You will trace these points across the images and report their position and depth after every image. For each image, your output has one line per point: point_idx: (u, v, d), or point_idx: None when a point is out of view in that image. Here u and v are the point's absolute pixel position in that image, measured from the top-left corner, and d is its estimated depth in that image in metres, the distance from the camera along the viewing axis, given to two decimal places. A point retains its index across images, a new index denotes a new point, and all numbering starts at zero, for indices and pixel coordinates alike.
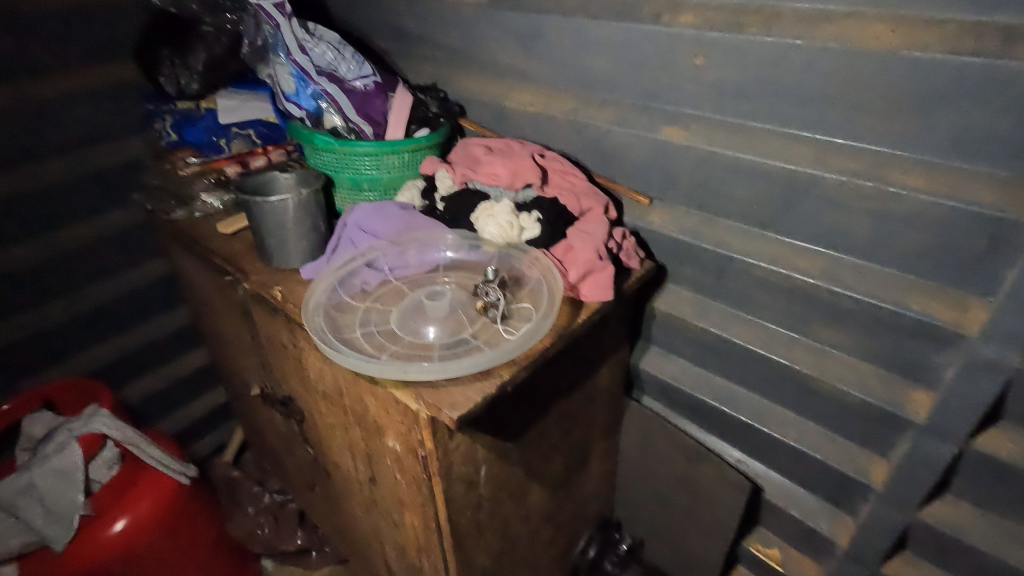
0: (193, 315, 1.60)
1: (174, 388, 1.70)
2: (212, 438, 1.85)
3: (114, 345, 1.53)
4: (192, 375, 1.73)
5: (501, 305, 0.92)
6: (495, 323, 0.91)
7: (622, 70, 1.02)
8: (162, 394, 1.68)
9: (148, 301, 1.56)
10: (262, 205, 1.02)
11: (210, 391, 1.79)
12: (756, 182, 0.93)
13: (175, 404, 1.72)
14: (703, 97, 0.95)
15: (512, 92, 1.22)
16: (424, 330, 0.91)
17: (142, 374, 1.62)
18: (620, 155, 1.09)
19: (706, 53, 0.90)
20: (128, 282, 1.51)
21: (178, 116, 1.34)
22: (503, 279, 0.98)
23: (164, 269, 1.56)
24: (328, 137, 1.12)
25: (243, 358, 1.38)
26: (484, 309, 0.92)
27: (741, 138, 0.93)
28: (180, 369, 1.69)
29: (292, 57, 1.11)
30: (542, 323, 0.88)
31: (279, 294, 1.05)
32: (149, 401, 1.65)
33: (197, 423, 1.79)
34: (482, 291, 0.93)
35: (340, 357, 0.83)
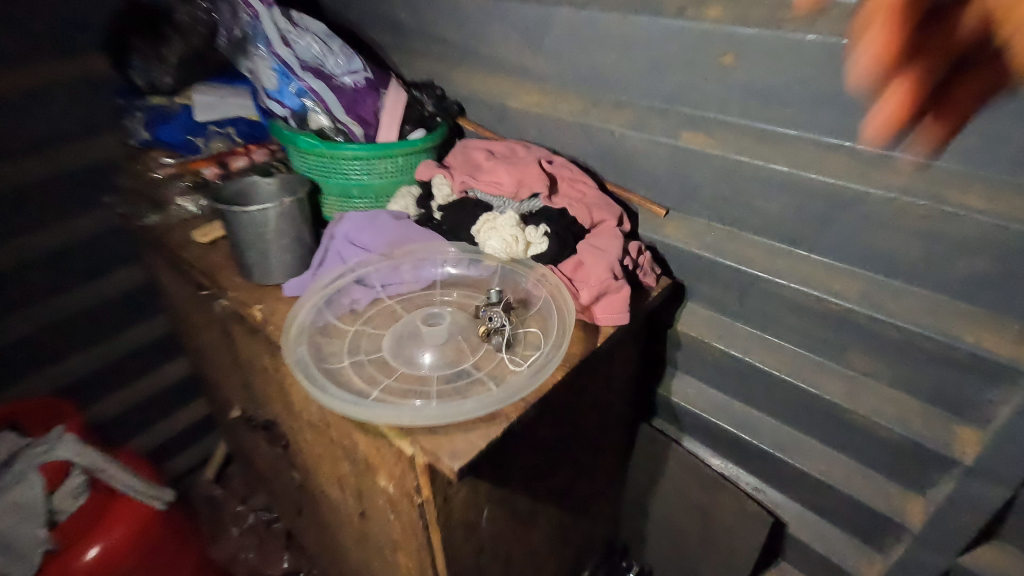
0: (172, 326, 1.50)
1: (152, 401, 1.60)
2: (194, 452, 1.75)
3: (85, 360, 1.42)
4: (171, 388, 1.62)
5: (506, 331, 0.84)
6: (497, 349, 0.83)
7: (639, 70, 0.92)
8: (138, 409, 1.57)
9: (121, 311, 1.46)
10: (240, 216, 0.92)
11: (191, 405, 1.69)
12: (788, 195, 0.84)
13: (154, 419, 1.62)
14: (731, 101, 0.85)
15: (515, 91, 1.12)
16: (420, 359, 0.82)
17: (118, 388, 1.51)
18: (634, 162, 1.00)
19: (736, 52, 0.81)
20: (100, 290, 1.40)
21: (150, 112, 1.22)
22: (508, 301, 0.89)
23: (140, 275, 1.46)
24: (313, 140, 1.02)
25: (224, 375, 1.28)
26: (487, 336, 0.83)
27: (773, 147, 0.84)
28: (158, 382, 1.59)
29: (274, 50, 1.00)
30: (552, 355, 0.79)
31: (259, 314, 0.95)
32: (125, 417, 1.55)
33: (178, 437, 1.69)
34: (484, 314, 0.85)
35: (325, 397, 0.73)
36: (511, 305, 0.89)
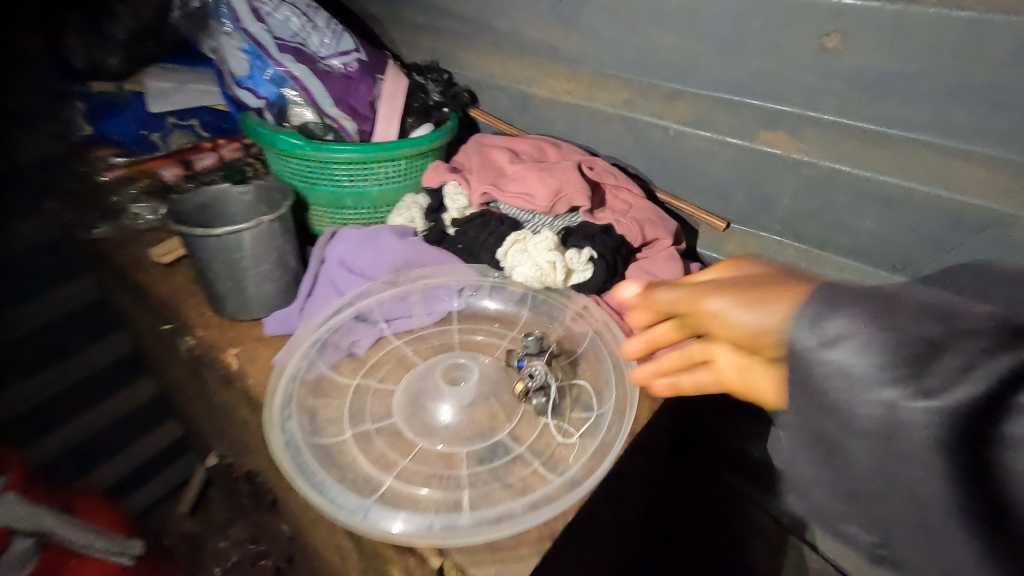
0: (136, 344, 1.22)
1: (110, 434, 1.30)
2: (163, 481, 1.46)
3: (25, 392, 1.12)
4: (138, 413, 1.34)
5: (550, 389, 0.66)
6: (540, 411, 0.66)
7: (704, 52, 0.74)
8: (95, 444, 1.28)
9: (77, 330, 1.18)
10: (207, 240, 0.73)
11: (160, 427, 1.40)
12: (896, 214, 0.69)
13: (113, 452, 1.32)
14: (828, 94, 0.68)
15: (538, 75, 0.93)
16: (442, 429, 0.64)
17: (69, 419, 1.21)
18: (691, 166, 0.82)
19: (844, 31, 0.63)
20: (34, 311, 1.08)
21: (90, 101, 0.97)
22: (549, 347, 0.72)
23: (93, 287, 1.16)
24: (295, 140, 0.81)
25: (196, 412, 1.09)
26: (525, 396, 0.66)
27: (880, 154, 0.67)
28: (118, 411, 1.30)
29: (243, 26, 0.80)
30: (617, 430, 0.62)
31: (235, 361, 0.77)
32: (77, 457, 1.25)
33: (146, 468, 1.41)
34: (522, 366, 0.68)
35: (330, 505, 0.55)
36: (552, 352, 0.72)
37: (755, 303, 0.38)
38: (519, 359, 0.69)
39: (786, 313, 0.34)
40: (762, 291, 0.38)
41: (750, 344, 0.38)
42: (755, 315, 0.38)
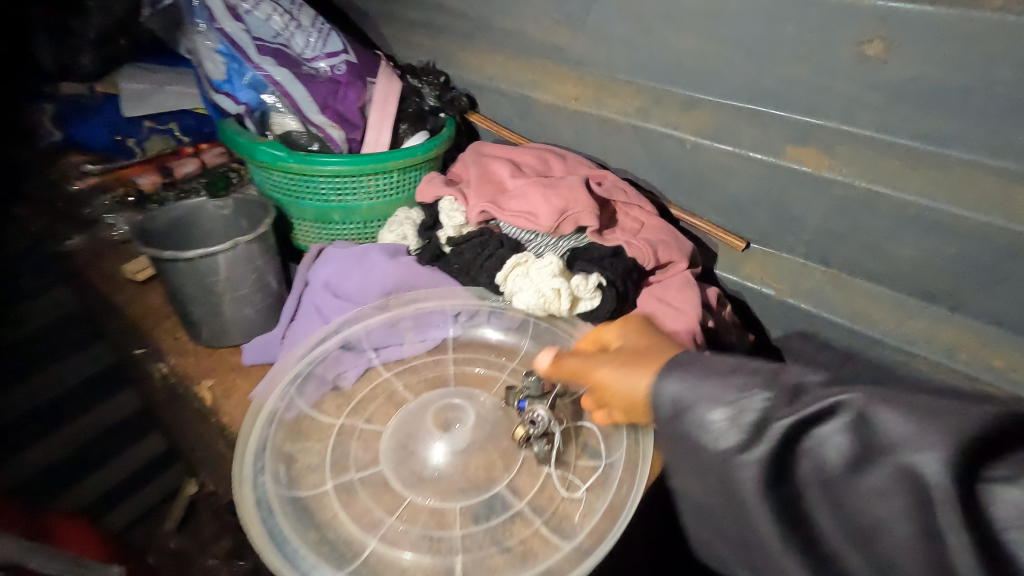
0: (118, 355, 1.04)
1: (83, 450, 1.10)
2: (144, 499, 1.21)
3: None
4: (126, 427, 1.16)
5: (554, 435, 0.59)
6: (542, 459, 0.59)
7: (726, 57, 0.67)
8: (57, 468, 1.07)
9: (53, 337, 1.01)
10: (177, 264, 0.66)
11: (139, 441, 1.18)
12: (942, 241, 0.61)
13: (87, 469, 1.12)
14: (868, 107, 0.60)
15: (543, 79, 0.86)
16: (433, 480, 0.58)
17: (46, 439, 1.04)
18: (709, 181, 0.75)
19: (889, 37, 0.56)
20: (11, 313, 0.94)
21: (63, 106, 0.93)
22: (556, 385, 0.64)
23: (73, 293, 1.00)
24: (277, 150, 0.74)
25: (177, 434, 1.02)
26: (524, 442, 0.59)
27: (927, 174, 0.60)
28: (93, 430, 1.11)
29: (219, 26, 0.73)
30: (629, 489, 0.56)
31: (209, 394, 0.70)
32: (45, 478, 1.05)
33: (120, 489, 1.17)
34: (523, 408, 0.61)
35: None
36: (560, 391, 0.64)
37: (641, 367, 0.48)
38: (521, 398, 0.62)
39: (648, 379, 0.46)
40: (649, 358, 0.49)
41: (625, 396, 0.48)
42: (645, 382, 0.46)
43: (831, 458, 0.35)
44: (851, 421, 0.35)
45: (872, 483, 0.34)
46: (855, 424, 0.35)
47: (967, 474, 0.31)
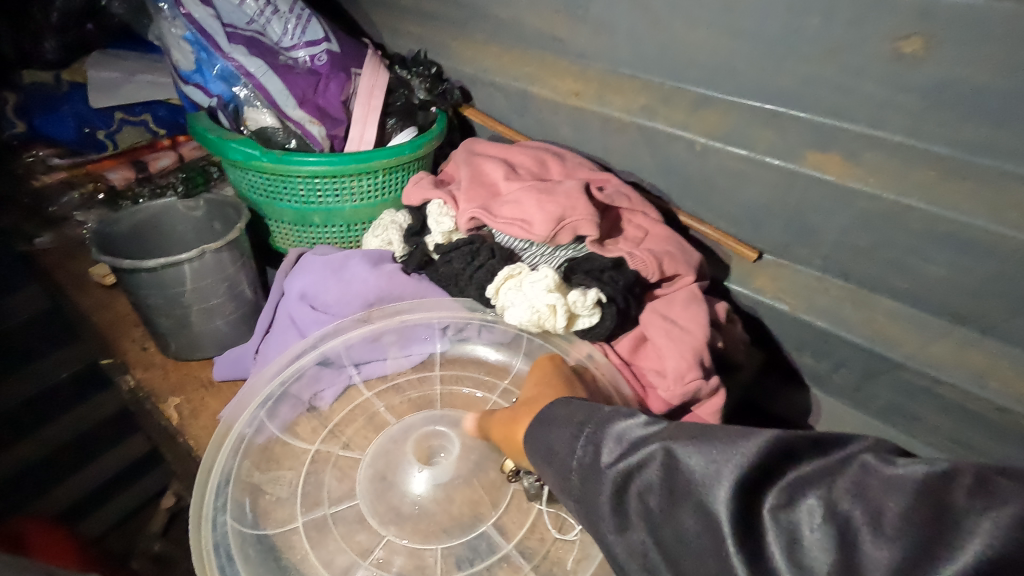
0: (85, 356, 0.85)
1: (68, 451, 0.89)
2: (136, 495, 1.00)
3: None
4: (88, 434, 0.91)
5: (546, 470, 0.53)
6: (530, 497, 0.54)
7: (740, 53, 0.61)
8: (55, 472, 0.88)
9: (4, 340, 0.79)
10: (140, 273, 0.61)
11: (123, 441, 0.96)
12: (975, 261, 0.56)
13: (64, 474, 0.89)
14: (900, 110, 0.54)
15: (541, 72, 0.79)
16: (413, 517, 0.53)
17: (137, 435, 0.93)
18: (718, 187, 0.69)
19: (929, 34, 0.50)
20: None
21: (23, 96, 0.86)
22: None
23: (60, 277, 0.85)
24: (250, 149, 0.68)
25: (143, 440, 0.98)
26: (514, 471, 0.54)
27: (961, 187, 0.54)
28: (62, 431, 0.87)
29: (186, 10, 0.67)
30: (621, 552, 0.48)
31: (175, 413, 0.67)
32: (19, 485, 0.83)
33: (106, 488, 0.95)
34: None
35: None
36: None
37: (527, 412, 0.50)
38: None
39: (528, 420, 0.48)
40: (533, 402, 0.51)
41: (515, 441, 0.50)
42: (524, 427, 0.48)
43: (651, 501, 0.36)
44: (660, 465, 0.36)
45: (688, 525, 0.34)
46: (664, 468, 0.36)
47: (750, 503, 0.33)
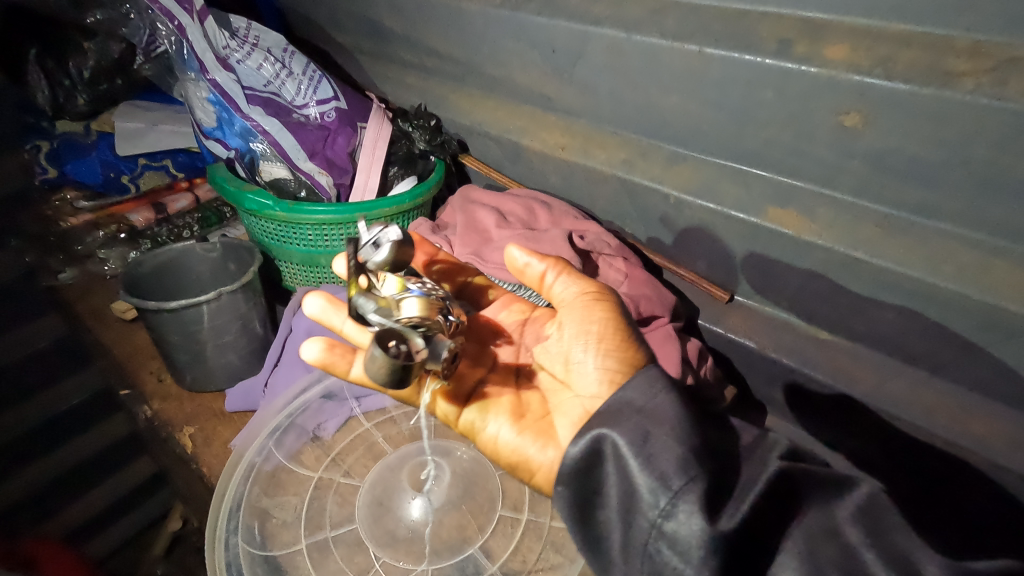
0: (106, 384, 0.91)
1: (79, 471, 0.96)
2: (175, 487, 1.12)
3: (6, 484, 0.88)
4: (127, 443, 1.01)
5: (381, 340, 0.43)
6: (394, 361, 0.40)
7: (709, 117, 0.67)
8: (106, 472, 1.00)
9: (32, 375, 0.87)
10: (162, 313, 0.68)
11: (129, 463, 1.03)
12: (919, 308, 0.62)
13: (78, 490, 0.97)
14: (848, 175, 0.61)
15: (531, 126, 0.86)
16: (408, 518, 0.59)
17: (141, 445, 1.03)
18: (692, 234, 0.75)
19: (866, 110, 0.56)
20: None
21: (56, 143, 0.93)
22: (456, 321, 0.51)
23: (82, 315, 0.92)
24: (264, 199, 0.74)
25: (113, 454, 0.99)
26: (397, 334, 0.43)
27: (902, 243, 0.60)
28: (69, 455, 0.94)
29: (210, 76, 0.75)
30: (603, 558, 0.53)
31: (189, 441, 0.73)
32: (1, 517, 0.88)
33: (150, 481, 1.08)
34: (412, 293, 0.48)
35: None
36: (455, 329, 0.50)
37: (608, 353, 0.50)
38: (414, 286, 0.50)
39: (610, 372, 0.49)
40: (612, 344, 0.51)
41: (581, 379, 0.52)
42: (597, 381, 0.50)
43: (662, 523, 0.39)
44: (674, 492, 0.39)
45: (696, 534, 0.37)
46: (683, 490, 0.39)
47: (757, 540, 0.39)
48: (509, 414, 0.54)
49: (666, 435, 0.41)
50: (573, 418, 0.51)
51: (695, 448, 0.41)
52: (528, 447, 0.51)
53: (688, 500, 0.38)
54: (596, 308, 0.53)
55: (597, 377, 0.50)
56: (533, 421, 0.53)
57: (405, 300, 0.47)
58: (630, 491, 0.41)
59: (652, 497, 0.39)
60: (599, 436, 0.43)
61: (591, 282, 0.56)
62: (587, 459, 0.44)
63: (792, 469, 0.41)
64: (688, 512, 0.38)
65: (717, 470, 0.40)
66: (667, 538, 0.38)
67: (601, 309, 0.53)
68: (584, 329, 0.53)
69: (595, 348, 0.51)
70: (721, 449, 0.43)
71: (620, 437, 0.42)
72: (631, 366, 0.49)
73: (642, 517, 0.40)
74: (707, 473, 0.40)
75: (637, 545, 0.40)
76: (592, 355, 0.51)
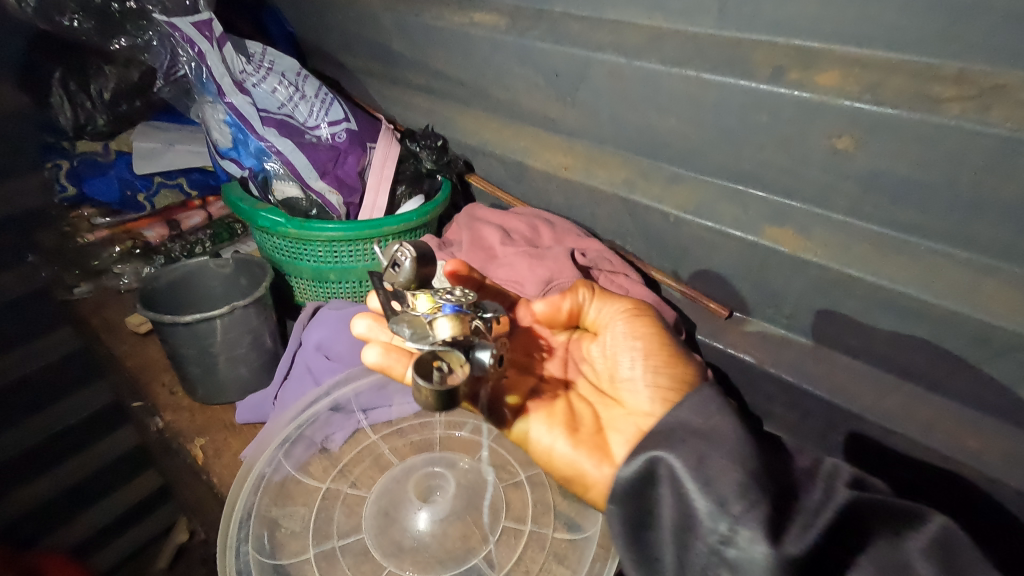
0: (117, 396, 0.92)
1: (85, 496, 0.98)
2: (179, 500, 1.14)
3: None
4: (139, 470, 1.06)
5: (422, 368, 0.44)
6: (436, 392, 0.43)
7: (708, 139, 0.70)
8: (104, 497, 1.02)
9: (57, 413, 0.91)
10: (178, 327, 0.70)
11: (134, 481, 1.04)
12: (911, 325, 0.63)
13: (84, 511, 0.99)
14: (842, 195, 0.63)
15: (535, 146, 0.89)
16: (415, 524, 0.61)
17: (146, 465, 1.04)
18: (691, 250, 0.77)
19: (858, 134, 0.58)
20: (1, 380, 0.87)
21: (76, 163, 0.96)
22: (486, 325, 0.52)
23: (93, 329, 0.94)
24: (277, 216, 0.77)
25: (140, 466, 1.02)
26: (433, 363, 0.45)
27: (893, 262, 0.62)
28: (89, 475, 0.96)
29: (227, 99, 0.78)
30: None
31: (200, 452, 0.74)
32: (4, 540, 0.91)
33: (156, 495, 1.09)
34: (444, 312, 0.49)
35: None
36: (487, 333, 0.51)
37: (659, 369, 0.57)
38: (443, 302, 0.50)
39: (668, 388, 0.55)
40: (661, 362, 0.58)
41: (636, 394, 0.57)
42: (649, 396, 0.55)
43: (711, 533, 0.40)
44: (731, 506, 0.40)
45: (759, 554, 0.38)
46: (750, 513, 0.40)
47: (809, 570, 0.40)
48: (563, 429, 0.56)
49: (725, 457, 0.43)
50: (628, 435, 0.55)
51: (749, 468, 0.42)
52: (584, 461, 0.53)
53: (750, 524, 0.39)
54: (639, 325, 0.61)
55: (653, 395, 0.55)
56: (587, 436, 0.55)
57: (437, 320, 0.48)
58: (687, 513, 0.42)
59: (712, 521, 0.41)
60: (656, 459, 0.45)
61: (627, 301, 0.64)
62: (641, 478, 0.46)
63: (858, 500, 0.43)
64: (749, 538, 0.39)
65: (782, 497, 0.42)
66: (728, 563, 0.40)
67: (644, 327, 0.61)
68: (633, 347, 0.59)
69: (646, 365, 0.57)
70: (783, 477, 0.44)
71: (677, 459, 0.44)
72: (684, 382, 0.56)
73: (702, 542, 0.41)
74: (765, 489, 0.41)
75: (695, 567, 0.41)
76: (643, 373, 0.57)
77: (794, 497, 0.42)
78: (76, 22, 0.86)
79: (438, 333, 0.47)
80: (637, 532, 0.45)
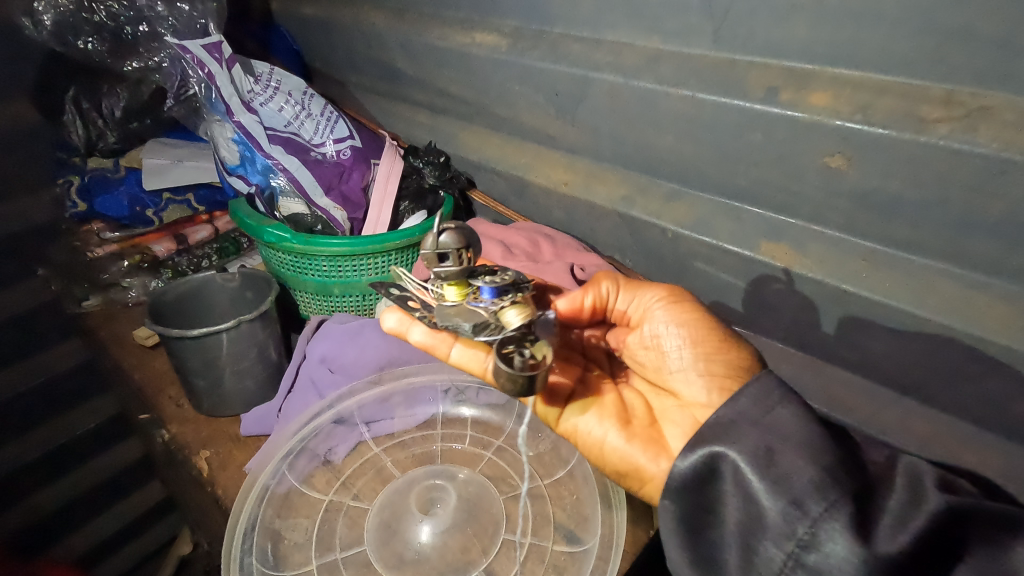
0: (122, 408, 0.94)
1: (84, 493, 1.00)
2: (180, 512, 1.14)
3: None
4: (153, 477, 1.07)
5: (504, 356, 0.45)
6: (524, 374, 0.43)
7: (705, 156, 0.71)
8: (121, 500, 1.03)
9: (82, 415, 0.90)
10: (185, 340, 0.71)
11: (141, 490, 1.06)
12: (908, 339, 0.64)
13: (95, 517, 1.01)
14: (836, 211, 0.64)
15: (536, 162, 0.91)
16: (417, 535, 0.61)
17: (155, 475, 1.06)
18: (690, 265, 0.78)
19: (850, 153, 0.60)
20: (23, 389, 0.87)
21: (87, 179, 0.97)
22: (517, 277, 0.53)
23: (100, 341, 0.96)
24: (282, 232, 0.78)
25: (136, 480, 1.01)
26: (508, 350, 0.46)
27: (888, 278, 0.63)
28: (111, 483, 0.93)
29: (236, 118, 0.80)
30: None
31: (206, 464, 0.75)
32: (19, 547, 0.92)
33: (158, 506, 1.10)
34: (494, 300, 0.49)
35: None
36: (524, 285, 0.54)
37: (707, 357, 0.56)
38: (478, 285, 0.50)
39: (718, 376, 0.55)
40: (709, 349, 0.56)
41: (686, 383, 0.56)
42: (701, 386, 0.55)
43: (776, 536, 0.40)
44: (790, 505, 0.40)
45: (839, 552, 0.38)
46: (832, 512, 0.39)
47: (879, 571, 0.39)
48: (615, 424, 0.56)
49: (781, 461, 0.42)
50: (683, 426, 0.55)
51: (820, 468, 0.41)
52: (640, 457, 0.54)
53: (830, 521, 0.39)
54: (679, 310, 0.59)
55: (705, 385, 0.55)
56: (640, 430, 0.56)
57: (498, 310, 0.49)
58: (754, 513, 0.42)
59: (789, 523, 0.40)
60: (713, 455, 0.45)
61: (663, 287, 0.61)
62: (700, 473, 0.45)
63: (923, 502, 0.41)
64: (833, 539, 0.38)
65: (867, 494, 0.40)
66: (807, 568, 0.39)
67: (686, 313, 0.59)
68: (677, 335, 0.57)
69: (693, 354, 0.56)
70: (860, 470, 0.42)
71: (740, 455, 0.43)
72: (737, 369, 0.55)
73: (778, 546, 0.40)
74: (817, 476, 0.40)
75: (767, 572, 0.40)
76: (693, 361, 0.56)
77: (875, 499, 0.41)
78: (89, 45, 0.89)
79: (508, 324, 0.48)
80: (688, 538, 0.45)
